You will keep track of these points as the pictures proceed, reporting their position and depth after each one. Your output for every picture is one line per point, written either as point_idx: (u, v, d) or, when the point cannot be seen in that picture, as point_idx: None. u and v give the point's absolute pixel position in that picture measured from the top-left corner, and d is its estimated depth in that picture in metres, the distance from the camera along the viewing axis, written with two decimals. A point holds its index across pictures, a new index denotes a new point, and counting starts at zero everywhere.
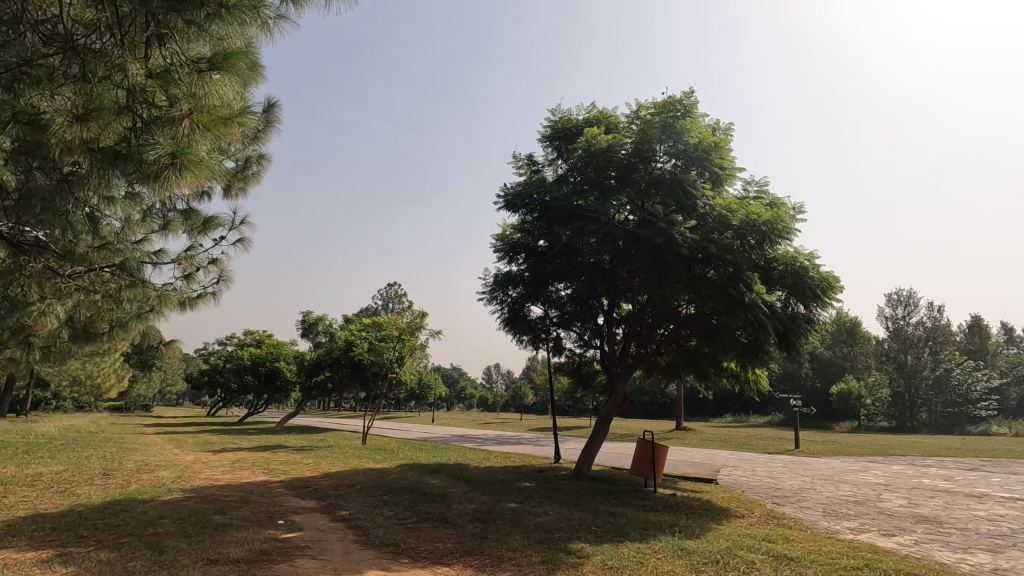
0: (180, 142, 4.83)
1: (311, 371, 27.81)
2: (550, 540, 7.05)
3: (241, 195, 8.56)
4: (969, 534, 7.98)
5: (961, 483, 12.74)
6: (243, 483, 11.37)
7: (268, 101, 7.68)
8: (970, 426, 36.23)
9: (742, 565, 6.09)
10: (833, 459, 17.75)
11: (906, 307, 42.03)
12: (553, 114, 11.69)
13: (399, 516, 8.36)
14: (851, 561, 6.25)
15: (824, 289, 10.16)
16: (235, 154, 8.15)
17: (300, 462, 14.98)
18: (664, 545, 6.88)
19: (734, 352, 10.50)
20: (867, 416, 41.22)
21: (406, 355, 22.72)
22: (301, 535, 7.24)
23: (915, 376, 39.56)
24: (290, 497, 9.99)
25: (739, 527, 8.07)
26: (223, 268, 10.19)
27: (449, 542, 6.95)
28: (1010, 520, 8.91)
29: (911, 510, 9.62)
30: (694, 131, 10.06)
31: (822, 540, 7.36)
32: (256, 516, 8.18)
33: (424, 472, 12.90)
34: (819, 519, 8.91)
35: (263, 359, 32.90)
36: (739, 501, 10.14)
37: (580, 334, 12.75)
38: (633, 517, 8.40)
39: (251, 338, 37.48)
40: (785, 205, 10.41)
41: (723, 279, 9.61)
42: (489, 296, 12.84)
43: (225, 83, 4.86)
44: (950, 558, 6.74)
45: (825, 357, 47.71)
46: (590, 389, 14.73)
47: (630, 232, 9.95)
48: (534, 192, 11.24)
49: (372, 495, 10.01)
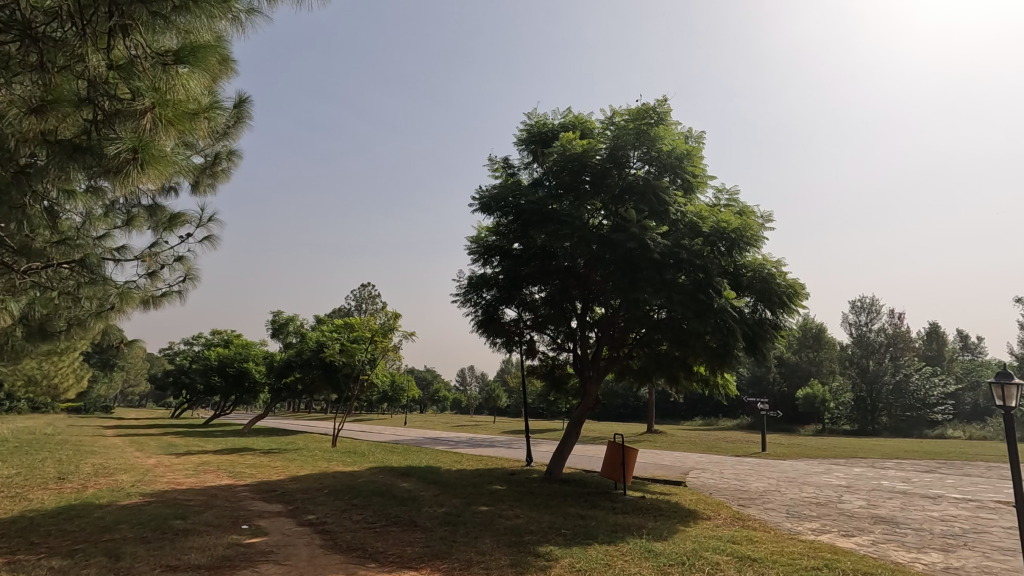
0: (142, 138, 4.66)
1: (281, 373, 27.33)
2: (519, 543, 7.05)
3: (209, 191, 8.36)
4: (923, 534, 8.28)
5: (917, 485, 13.23)
6: (206, 487, 11.08)
7: (240, 97, 7.57)
8: (928, 430, 37.54)
9: (707, 566, 6.20)
10: (797, 461, 18.23)
11: (869, 313, 43.35)
12: (529, 117, 11.74)
13: (367, 520, 8.27)
14: (811, 561, 6.42)
15: (790, 296, 10.40)
16: (204, 150, 7.96)
17: (267, 466, 14.67)
18: (632, 547, 6.96)
19: (704, 357, 10.71)
20: (831, 419, 42.38)
21: (379, 356, 22.50)
22: (266, 539, 7.09)
23: (877, 381, 40.65)
24: (255, 501, 9.77)
25: (705, 528, 8.22)
26: (190, 266, 9.94)
27: (418, 546, 6.89)
28: (962, 521, 9.27)
29: (870, 511, 9.94)
30: (667, 139, 10.22)
31: (784, 541, 7.54)
32: (219, 521, 7.99)
33: (394, 475, 12.75)
34: (782, 520, 9.12)
35: (231, 360, 32.17)
36: (706, 503, 10.31)
37: (553, 337, 12.82)
38: (602, 520, 8.47)
39: (218, 338, 36.65)
40: (754, 214, 10.65)
41: (694, 283, 9.76)
42: (463, 298, 12.82)
43: (191, 76, 4.70)
44: (904, 558, 6.97)
45: (792, 362, 49.03)
46: (563, 392, 14.80)
47: (604, 236, 10.10)
48: (510, 195, 11.21)
49: (341, 498, 9.88)
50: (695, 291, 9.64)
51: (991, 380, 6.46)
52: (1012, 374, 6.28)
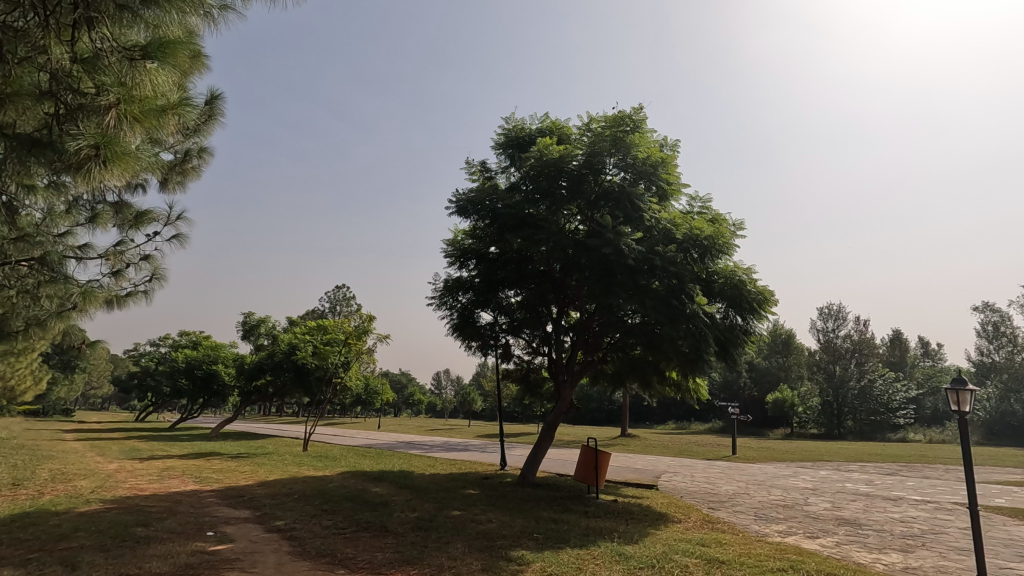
0: (105, 133, 4.52)
1: (252, 375, 26.76)
2: (491, 548, 7.04)
3: (179, 189, 8.16)
4: (884, 535, 8.53)
5: (879, 487, 13.65)
6: (170, 493, 10.78)
7: (212, 93, 7.47)
8: (891, 434, 38.89)
9: (676, 568, 6.28)
10: (766, 465, 18.55)
11: (836, 319, 44.51)
12: (507, 122, 11.77)
13: (337, 525, 8.14)
14: (777, 562, 6.55)
15: (760, 303, 10.61)
16: (174, 146, 7.78)
17: (235, 471, 14.34)
18: (602, 550, 7.01)
19: (676, 362, 10.85)
20: (799, 423, 43.53)
21: (352, 360, 22.18)
22: (232, 546, 6.94)
23: (843, 386, 41.73)
24: (222, 507, 9.53)
25: (676, 531, 8.32)
26: (157, 265, 9.69)
27: (389, 551, 6.83)
28: (921, 522, 9.58)
29: (834, 513, 10.20)
30: (642, 147, 10.36)
31: (752, 543, 7.68)
32: (183, 528, 7.77)
33: (366, 480, 12.59)
34: (751, 523, 9.28)
35: (199, 362, 31.36)
36: (677, 507, 10.42)
37: (529, 340, 12.85)
38: (575, 523, 8.50)
39: (186, 339, 35.76)
40: (726, 222, 10.85)
41: (667, 289, 9.89)
42: (439, 301, 12.77)
43: (159, 71, 4.59)
44: (866, 559, 7.16)
45: (762, 367, 50.25)
46: (538, 396, 14.82)
47: (580, 241, 10.17)
48: (486, 199, 11.16)
49: (311, 503, 9.71)
50: (668, 297, 9.78)
51: (947, 386, 6.72)
52: (966, 380, 6.54)
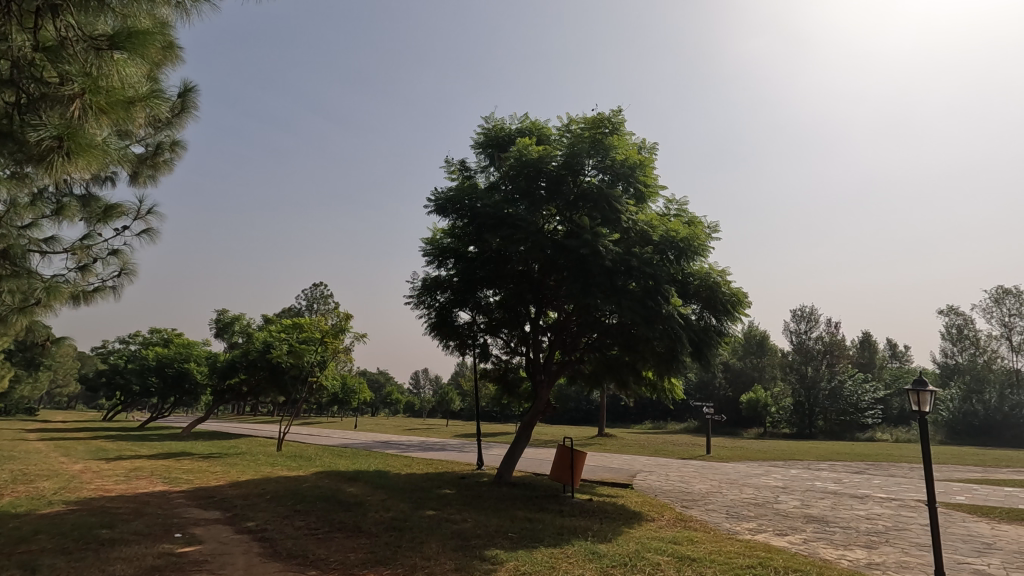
0: (69, 124, 4.38)
1: (224, 373, 26.29)
2: (465, 548, 7.01)
3: (150, 183, 8.09)
4: (851, 532, 8.75)
5: (846, 485, 14.01)
6: (137, 494, 10.50)
7: (185, 85, 7.51)
8: (860, 433, 40.00)
9: (648, 566, 6.34)
10: (738, 464, 18.87)
11: (808, 321, 45.46)
12: (486, 121, 11.75)
13: (310, 526, 8.05)
14: (746, 560, 6.66)
15: (734, 304, 10.82)
16: (145, 138, 7.71)
17: (206, 471, 14.05)
18: (576, 549, 7.05)
19: (651, 362, 10.98)
20: (772, 423, 44.41)
21: (328, 359, 21.88)
22: (200, 548, 6.80)
23: (814, 387, 42.80)
24: (191, 508, 9.33)
25: (650, 529, 8.41)
26: (126, 260, 9.45)
27: (361, 552, 6.77)
28: (885, 519, 9.86)
29: (803, 511, 10.43)
30: (621, 149, 10.48)
31: (723, 541, 7.79)
32: (151, 530, 7.60)
33: (340, 480, 12.45)
34: (722, 521, 9.42)
35: (171, 360, 30.74)
36: (651, 506, 10.52)
37: (507, 340, 12.87)
38: (549, 523, 8.52)
39: (157, 337, 34.95)
40: (702, 224, 11.04)
41: (643, 290, 10.00)
42: (417, 300, 12.69)
43: (128, 62, 4.47)
44: (832, 555, 7.35)
45: (736, 367, 51.23)
46: (515, 396, 14.81)
47: (558, 241, 10.22)
48: (465, 198, 11.07)
49: (283, 504, 9.56)
50: (644, 297, 9.89)
51: (908, 387, 6.92)
52: (926, 381, 6.74)
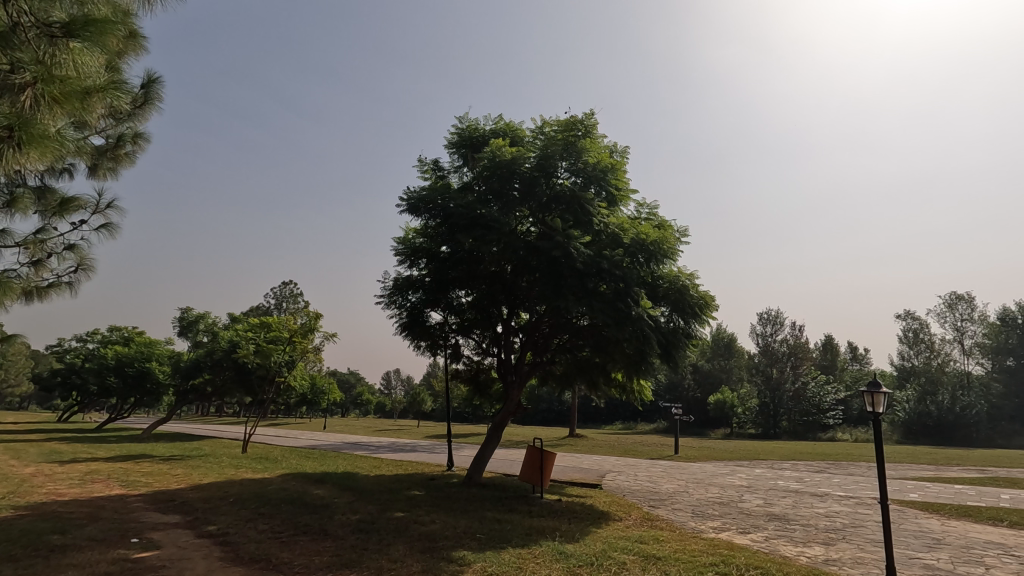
0: (17, 114, 4.19)
1: (188, 374, 25.56)
2: (433, 549, 6.99)
3: (110, 176, 7.84)
4: (809, 529, 9.02)
5: (807, 484, 14.42)
6: (92, 498, 10.12)
7: (151, 75, 7.46)
8: (821, 433, 41.20)
9: (614, 566, 6.41)
10: (705, 464, 19.27)
11: (774, 324, 46.62)
12: (461, 121, 11.72)
13: (274, 529, 7.88)
14: (710, 557, 6.80)
15: (701, 307, 11.06)
16: (106, 129, 7.52)
17: (166, 474, 13.62)
18: (544, 549, 7.10)
19: (621, 364, 11.11)
20: (738, 424, 45.41)
21: (297, 358, 21.47)
22: (158, 554, 6.59)
23: (779, 389, 43.88)
24: (149, 512, 9.03)
25: (616, 529, 8.50)
26: (84, 255, 9.12)
27: (327, 555, 6.66)
28: (843, 516, 10.20)
29: (765, 509, 10.69)
30: (593, 152, 10.59)
31: (687, 540, 7.92)
32: (105, 534, 7.34)
33: (306, 482, 12.22)
34: (688, 520, 9.59)
35: (131, 359, 29.74)
36: (619, 506, 10.62)
37: (478, 341, 12.87)
38: (518, 523, 8.55)
39: (117, 335, 33.87)
40: (671, 228, 11.23)
41: (614, 293, 10.11)
42: (389, 300, 12.57)
43: (85, 52, 4.30)
44: (792, 552, 7.56)
45: (705, 369, 52.31)
46: (486, 396, 14.83)
47: (531, 242, 10.24)
48: (438, 198, 10.97)
49: (247, 507, 9.35)
50: (615, 300, 10.02)
51: (864, 388, 7.17)
52: (880, 383, 7.01)
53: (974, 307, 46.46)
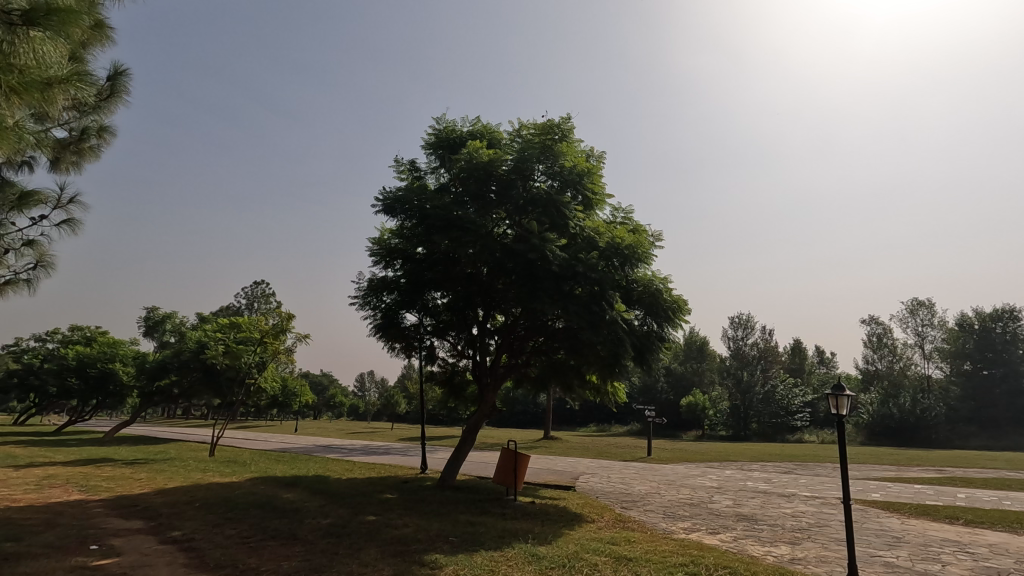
0: None
1: (154, 375, 24.85)
2: (405, 553, 6.92)
3: (73, 170, 7.60)
4: (776, 529, 9.22)
5: (775, 485, 14.75)
6: (49, 504, 9.74)
7: (117, 68, 7.28)
8: (788, 435, 42.18)
9: (586, 567, 6.45)
10: (677, 466, 19.54)
11: (745, 328, 47.63)
12: (438, 122, 11.68)
13: (241, 535, 7.71)
14: (679, 558, 6.90)
15: (674, 311, 11.23)
16: (68, 121, 7.32)
17: (128, 478, 13.19)
18: (516, 552, 7.09)
19: (595, 366, 11.20)
20: (710, 426, 46.05)
21: (268, 360, 21.06)
22: (119, 560, 6.39)
23: (749, 392, 44.79)
24: (110, 518, 8.74)
25: (588, 531, 8.54)
26: (43, 251, 8.81)
27: (295, 560, 6.54)
28: (809, 516, 10.44)
29: (734, 510, 10.89)
30: (569, 156, 10.66)
31: (658, 540, 8.03)
32: (63, 542, 7.08)
33: (276, 486, 11.98)
34: (659, 521, 9.72)
35: (93, 360, 28.75)
36: (592, 507, 10.68)
37: (454, 343, 12.82)
38: (491, 526, 8.53)
39: (80, 334, 32.78)
40: (646, 232, 11.39)
41: (589, 296, 10.21)
42: (363, 301, 12.44)
43: (47, 41, 4.10)
44: (759, 552, 7.71)
45: (678, 372, 53.11)
46: (460, 399, 14.77)
47: (507, 245, 10.26)
48: (414, 199, 10.91)
49: (213, 512, 9.12)
50: (590, 303, 10.10)
51: (828, 391, 7.36)
52: (844, 386, 7.21)
53: (934, 312, 48.17)
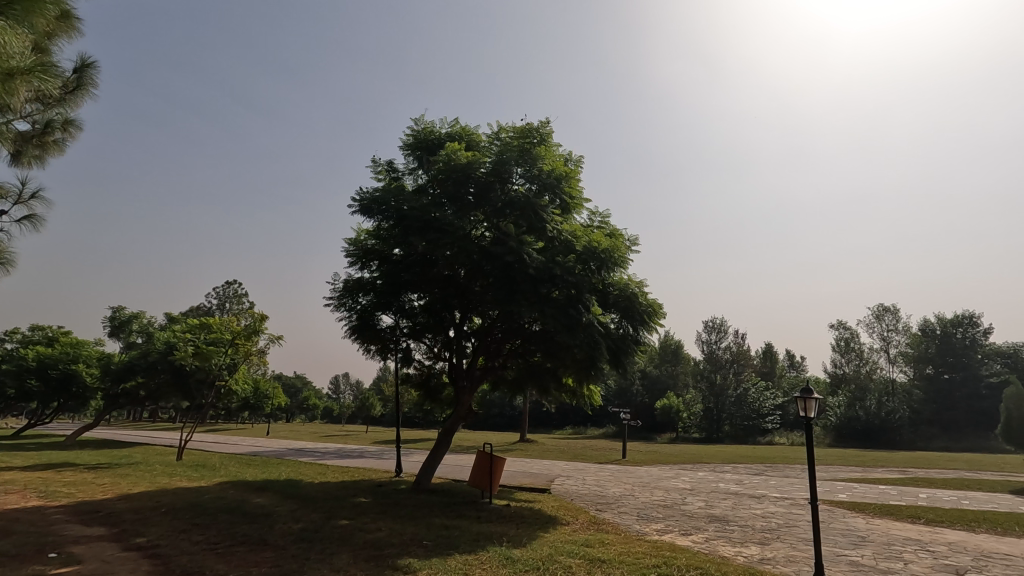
0: None
1: (119, 376, 24.09)
2: (378, 557, 6.85)
3: (34, 164, 7.33)
4: (747, 530, 9.38)
5: (746, 486, 15.02)
6: (5, 511, 9.36)
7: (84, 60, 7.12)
8: (760, 437, 42.98)
9: (560, 570, 6.47)
10: (651, 468, 19.75)
11: (718, 332, 48.40)
12: (417, 123, 11.63)
13: (210, 540, 7.53)
14: (652, 559, 6.96)
15: (649, 314, 11.36)
16: (31, 114, 7.09)
17: (90, 483, 12.75)
18: (491, 555, 7.07)
19: (571, 369, 11.25)
20: (683, 428, 46.02)
21: (239, 361, 20.60)
22: (78, 569, 6.17)
23: (722, 394, 45.56)
24: (71, 525, 8.44)
25: (563, 534, 8.57)
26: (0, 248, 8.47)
27: (265, 566, 6.41)
28: (779, 517, 10.66)
29: (706, 511, 11.04)
30: (547, 159, 10.73)
31: (632, 542, 8.10)
32: (19, 550, 6.81)
33: (247, 490, 11.73)
34: (633, 523, 9.80)
35: (55, 361, 27.76)
36: (567, 510, 10.72)
37: (430, 346, 12.75)
38: (466, 529, 8.50)
39: (41, 334, 31.63)
40: (622, 236, 11.50)
41: (566, 299, 10.26)
42: (338, 302, 12.29)
43: (8, 30, 4.00)
44: (730, 552, 7.84)
45: (653, 375, 53.67)
46: (436, 401, 14.69)
47: (484, 247, 10.27)
48: (391, 199, 10.83)
49: (180, 517, 8.89)
50: (566, 306, 10.15)
51: (797, 394, 7.53)
52: (813, 389, 7.39)
53: (898, 318, 49.72)
